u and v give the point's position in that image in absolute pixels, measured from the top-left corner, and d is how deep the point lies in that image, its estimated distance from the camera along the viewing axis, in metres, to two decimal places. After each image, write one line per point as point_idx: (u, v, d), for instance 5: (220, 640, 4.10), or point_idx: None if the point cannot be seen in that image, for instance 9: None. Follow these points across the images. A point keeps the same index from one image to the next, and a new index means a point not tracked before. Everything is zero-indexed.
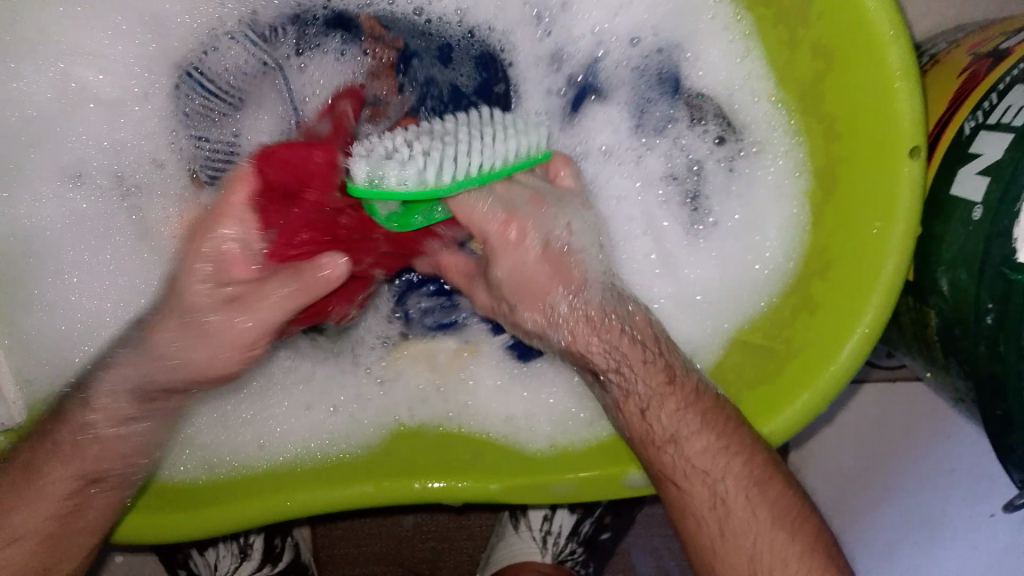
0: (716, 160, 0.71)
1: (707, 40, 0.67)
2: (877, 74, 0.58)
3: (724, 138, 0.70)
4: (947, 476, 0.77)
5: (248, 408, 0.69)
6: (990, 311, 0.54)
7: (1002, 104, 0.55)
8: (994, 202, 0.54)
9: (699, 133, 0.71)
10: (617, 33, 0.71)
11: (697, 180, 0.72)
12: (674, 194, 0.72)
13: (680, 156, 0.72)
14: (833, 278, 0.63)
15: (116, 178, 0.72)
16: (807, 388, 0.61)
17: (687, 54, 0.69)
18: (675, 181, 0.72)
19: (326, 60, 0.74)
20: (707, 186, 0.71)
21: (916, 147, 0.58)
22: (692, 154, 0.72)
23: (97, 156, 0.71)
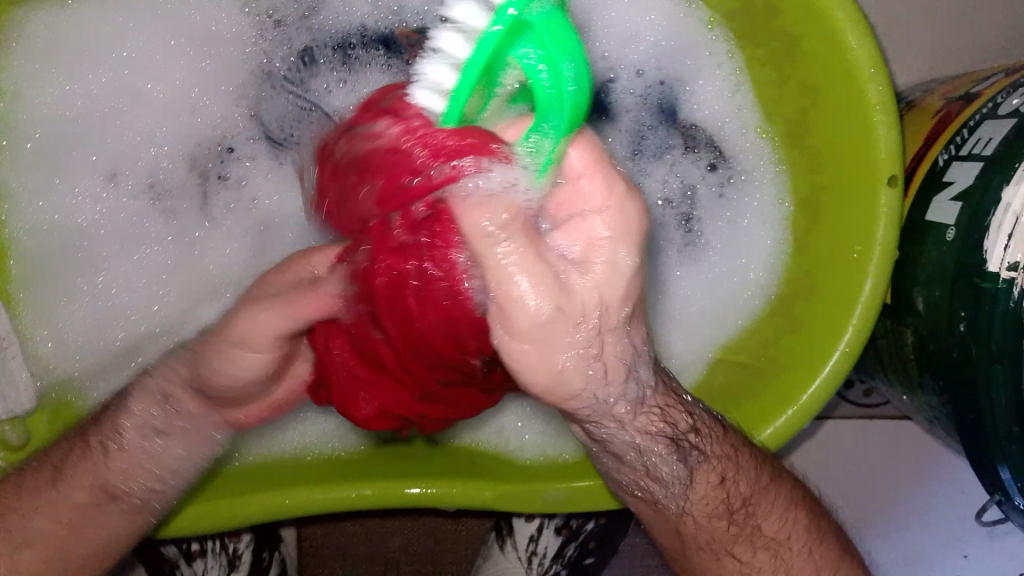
0: (708, 185, 0.73)
1: (706, 74, 0.70)
2: (857, 107, 0.60)
3: (716, 165, 0.72)
4: (926, 513, 0.81)
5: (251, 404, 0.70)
6: (961, 320, 0.53)
7: (973, 137, 0.58)
8: (966, 218, 0.54)
9: (693, 160, 0.73)
10: (624, 62, 0.73)
11: (691, 205, 0.73)
12: (671, 218, 0.73)
13: (673, 182, 0.74)
14: (815, 300, 0.64)
15: (150, 184, 0.72)
16: (792, 404, 0.62)
17: (687, 87, 0.72)
18: (670, 207, 0.73)
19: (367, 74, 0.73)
20: (700, 211, 0.73)
21: (894, 175, 0.59)
22: (685, 180, 0.73)
23: (132, 158, 0.71)
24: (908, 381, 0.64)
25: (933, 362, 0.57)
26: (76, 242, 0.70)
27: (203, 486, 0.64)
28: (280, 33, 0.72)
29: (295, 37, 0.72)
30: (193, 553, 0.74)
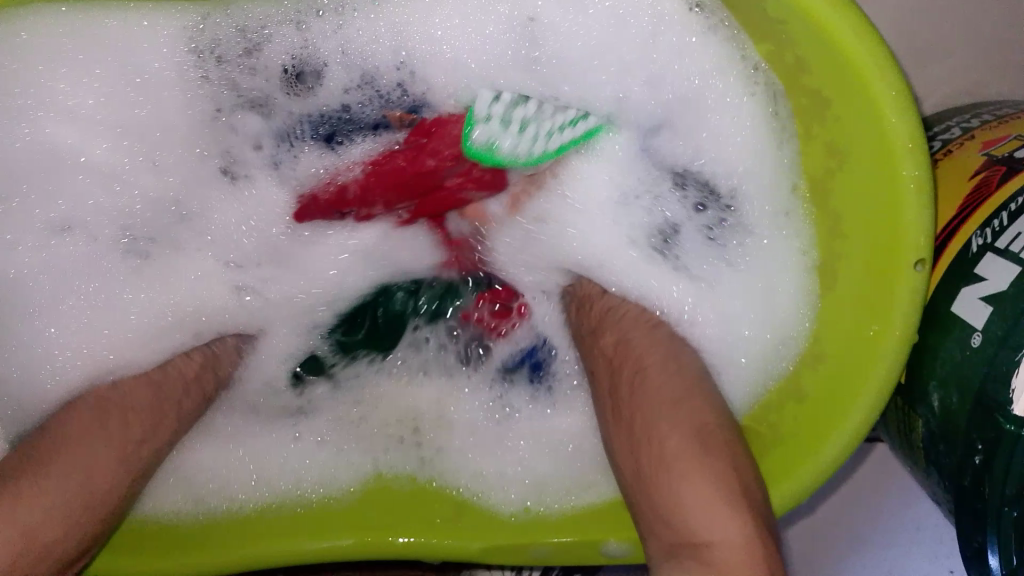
0: (695, 226, 0.67)
1: (709, 108, 0.62)
2: (891, 185, 0.54)
3: (705, 205, 0.66)
4: (910, 535, 0.78)
5: (236, 448, 0.70)
6: (979, 451, 0.50)
7: (1012, 228, 0.53)
8: (996, 336, 0.50)
9: (680, 196, 0.68)
10: (611, 84, 0.65)
11: (672, 239, 0.68)
12: (649, 253, 0.69)
13: (659, 210, 0.69)
14: (830, 372, 0.61)
15: (118, 225, 0.69)
16: (788, 482, 0.60)
17: (684, 118, 0.64)
18: (653, 240, 0.69)
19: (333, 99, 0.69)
20: (685, 246, 0.68)
21: (921, 261, 0.54)
22: (672, 210, 0.68)
23: (96, 202, 0.67)
24: (914, 458, 0.61)
25: (943, 462, 0.55)
26: (29, 289, 0.66)
27: (181, 534, 0.64)
28: (224, 75, 0.65)
29: (250, 92, 0.67)
30: None
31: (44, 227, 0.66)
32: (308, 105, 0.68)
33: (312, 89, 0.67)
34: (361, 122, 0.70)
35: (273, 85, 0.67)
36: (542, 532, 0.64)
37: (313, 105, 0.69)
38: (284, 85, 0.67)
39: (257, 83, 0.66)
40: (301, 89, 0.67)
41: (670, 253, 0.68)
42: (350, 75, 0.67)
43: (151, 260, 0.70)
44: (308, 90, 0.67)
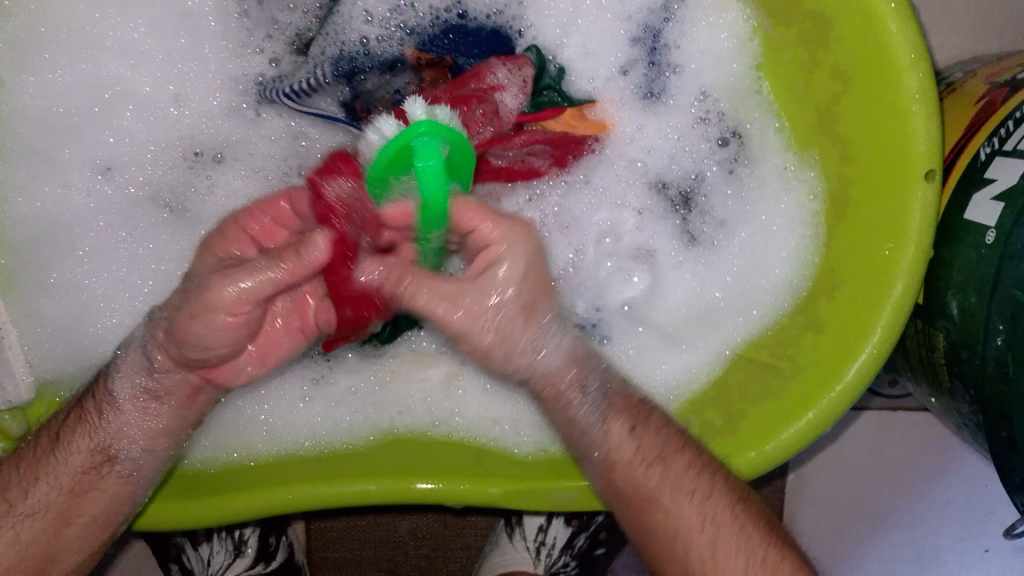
0: (716, 163, 0.68)
1: (718, 26, 0.66)
2: (895, 97, 0.55)
3: (726, 141, 0.68)
4: (942, 509, 0.75)
5: (257, 405, 0.67)
6: (999, 332, 0.50)
7: (1018, 130, 0.53)
8: (1007, 224, 0.51)
9: (700, 135, 0.69)
10: (646, 5, 0.68)
11: (694, 183, 0.69)
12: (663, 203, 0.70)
13: (680, 163, 0.69)
14: (842, 301, 0.59)
15: (146, 183, 0.67)
16: (812, 407, 0.58)
17: (699, 44, 0.67)
18: (664, 189, 0.70)
19: (354, 25, 0.68)
20: (709, 197, 0.69)
21: (930, 171, 0.55)
22: (694, 161, 0.69)
23: (127, 149, 0.67)
24: (936, 383, 0.60)
25: (964, 370, 0.54)
26: (61, 230, 0.65)
27: (208, 482, 0.62)
28: (264, 13, 0.68)
29: (286, 29, 0.68)
30: (199, 537, 0.74)
31: (87, 170, 0.66)
32: (333, 39, 0.68)
33: (343, 19, 0.68)
34: (379, 59, 0.68)
35: (309, 23, 0.69)
36: (563, 474, 0.61)
37: (337, 40, 0.68)
38: (315, 24, 0.69)
39: (294, 22, 0.68)
40: (334, 21, 0.68)
41: (692, 209, 0.69)
42: (386, 4, 0.68)
43: (185, 213, 0.67)
44: (338, 21, 0.68)
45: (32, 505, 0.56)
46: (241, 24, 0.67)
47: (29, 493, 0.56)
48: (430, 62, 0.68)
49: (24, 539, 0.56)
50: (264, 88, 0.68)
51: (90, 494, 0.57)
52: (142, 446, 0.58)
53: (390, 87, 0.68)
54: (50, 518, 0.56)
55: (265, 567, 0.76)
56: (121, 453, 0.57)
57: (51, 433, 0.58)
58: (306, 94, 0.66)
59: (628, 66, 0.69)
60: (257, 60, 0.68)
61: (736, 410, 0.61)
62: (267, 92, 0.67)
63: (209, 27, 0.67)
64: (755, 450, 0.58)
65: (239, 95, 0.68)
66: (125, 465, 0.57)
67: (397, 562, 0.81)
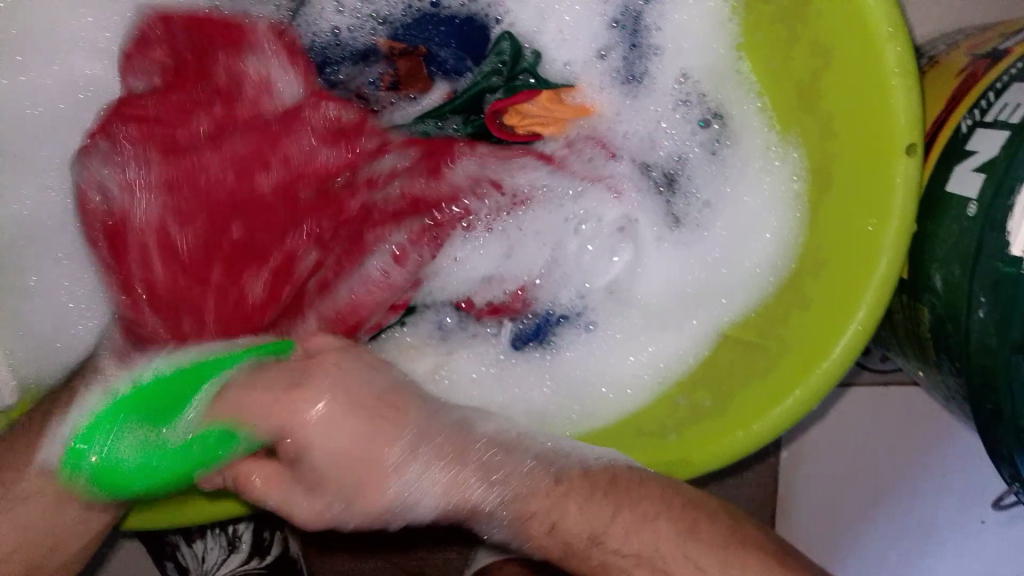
0: (699, 144, 0.68)
1: (694, 7, 0.65)
2: (873, 72, 0.55)
3: (709, 122, 0.67)
4: (938, 480, 0.73)
5: None
6: (983, 304, 0.50)
7: (999, 101, 0.53)
8: (988, 196, 0.51)
9: (683, 116, 0.68)
10: None
11: (678, 165, 0.69)
12: (648, 185, 0.70)
13: (661, 145, 0.69)
14: (827, 279, 0.59)
15: None
16: (799, 385, 0.57)
17: (677, 26, 0.67)
18: (647, 170, 0.70)
19: (325, 15, 0.68)
20: (692, 178, 0.68)
21: (912, 144, 0.54)
22: (676, 144, 0.69)
23: None
24: (924, 358, 0.60)
25: (950, 344, 0.54)
26: (39, 232, 0.66)
27: None
28: (236, 8, 0.68)
29: (258, 23, 0.68)
30: (194, 534, 0.74)
31: (63, 171, 0.66)
32: (305, 30, 0.69)
33: (314, 10, 0.68)
34: (352, 49, 0.69)
35: (281, 16, 0.69)
36: None
37: (308, 31, 0.69)
38: (286, 16, 0.69)
39: (266, 15, 0.69)
40: (306, 12, 0.68)
41: (676, 190, 0.69)
42: None
43: None
44: (311, 12, 0.68)
45: None
46: (213, 19, 0.68)
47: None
48: (404, 52, 0.69)
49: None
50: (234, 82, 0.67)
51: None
52: None
53: (365, 76, 0.69)
54: None
55: (260, 562, 0.76)
56: None
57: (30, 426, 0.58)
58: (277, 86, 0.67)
59: (606, 50, 0.70)
60: (228, 54, 0.68)
61: (723, 390, 0.61)
62: (236, 83, 0.67)
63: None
64: (744, 430, 0.57)
65: None
66: None
67: None
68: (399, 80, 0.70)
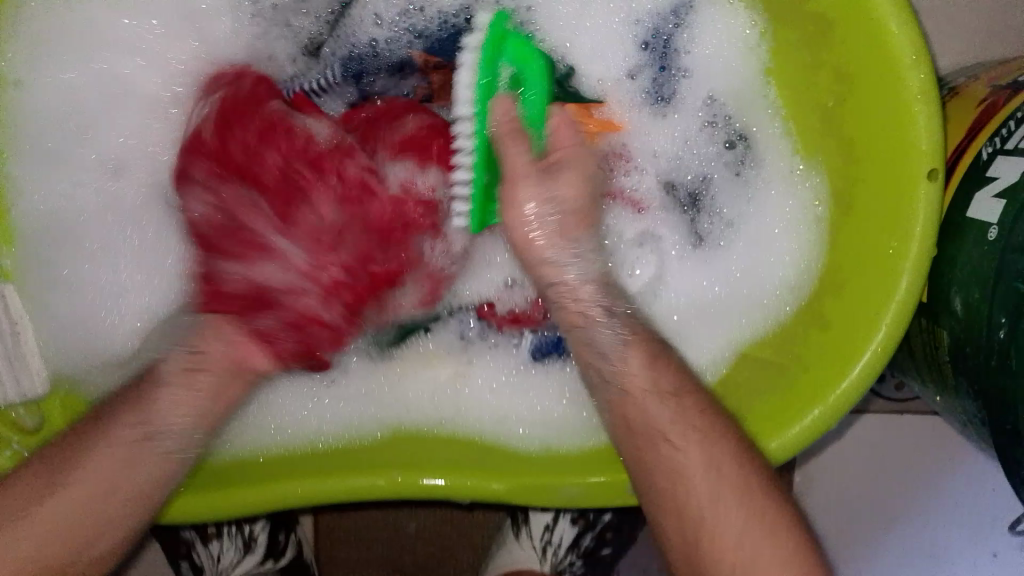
0: (723, 163, 0.69)
1: (721, 29, 0.67)
2: (897, 96, 0.56)
3: (733, 142, 0.69)
4: (952, 510, 0.75)
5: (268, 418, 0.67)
6: (1001, 325, 0.51)
7: (1020, 129, 0.54)
8: (1008, 220, 0.52)
9: (709, 136, 0.70)
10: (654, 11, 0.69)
11: (702, 182, 0.70)
12: (671, 202, 0.71)
13: (687, 164, 0.71)
14: (846, 298, 0.60)
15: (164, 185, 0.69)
16: (818, 404, 0.58)
17: (704, 48, 0.68)
18: (672, 188, 0.71)
19: (364, 28, 0.71)
20: (716, 198, 0.70)
21: (934, 169, 0.55)
22: (701, 163, 0.70)
23: (140, 152, 0.69)
24: (940, 380, 0.61)
25: (968, 365, 0.55)
26: (81, 226, 0.68)
27: (230, 475, 0.63)
28: (276, 16, 0.70)
29: (299, 32, 0.71)
30: (209, 534, 0.74)
31: (96, 169, 0.69)
32: (344, 41, 0.71)
33: (353, 22, 0.71)
34: (388, 61, 0.71)
35: (320, 27, 0.71)
36: (570, 470, 0.61)
37: (347, 42, 0.71)
38: (325, 27, 0.71)
39: (307, 26, 0.71)
40: (344, 24, 0.71)
41: (700, 209, 0.70)
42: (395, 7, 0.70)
43: None
44: (349, 24, 0.71)
45: None
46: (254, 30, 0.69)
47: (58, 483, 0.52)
48: (437, 65, 0.70)
49: None
50: (277, 93, 0.70)
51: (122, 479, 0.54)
52: None
53: (400, 88, 0.71)
54: None
55: (274, 564, 0.76)
56: None
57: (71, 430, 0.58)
58: (317, 94, 0.70)
59: (635, 69, 0.71)
60: (272, 66, 0.70)
61: (741, 405, 0.62)
62: (279, 95, 0.70)
63: (219, 23, 0.69)
64: (766, 445, 0.58)
65: None
66: None
67: (404, 561, 0.81)
68: (431, 94, 0.70)
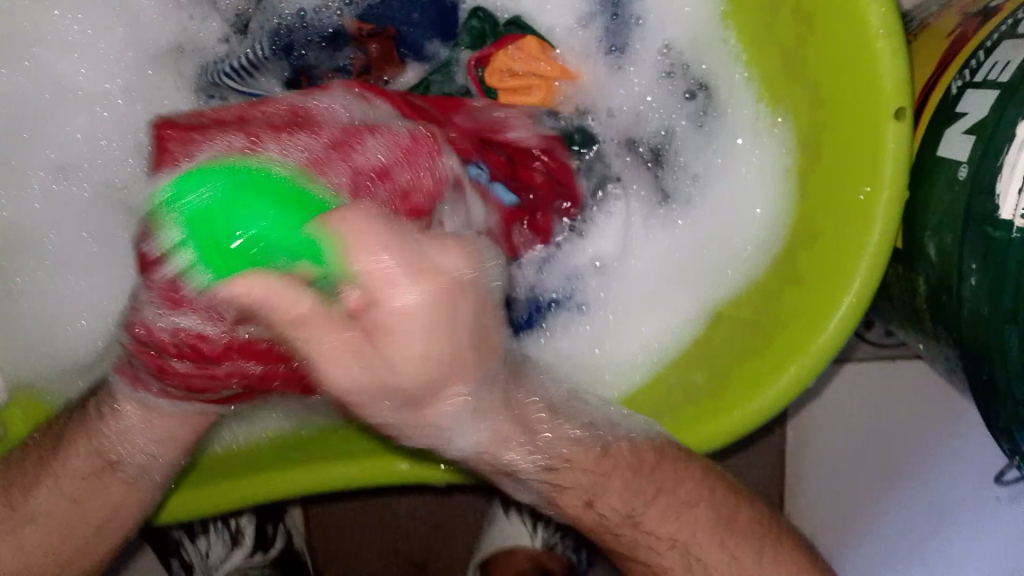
0: (685, 117, 0.66)
1: None
2: (857, 35, 0.53)
3: (694, 93, 0.65)
4: None
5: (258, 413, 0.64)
6: (972, 271, 0.48)
7: (990, 60, 0.51)
8: (976, 158, 0.48)
9: (668, 89, 0.67)
10: None
11: (664, 139, 0.67)
12: (635, 162, 0.68)
13: (647, 120, 0.68)
14: (818, 249, 0.57)
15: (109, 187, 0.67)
16: (795, 362, 0.55)
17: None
18: (635, 147, 0.68)
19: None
20: (678, 153, 0.67)
21: (901, 109, 0.52)
22: (662, 118, 0.67)
23: (83, 151, 0.67)
24: (922, 328, 0.58)
25: (946, 315, 0.52)
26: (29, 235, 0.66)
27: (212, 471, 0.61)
28: None
29: (225, 10, 0.67)
30: (196, 530, 0.75)
31: (44, 171, 0.67)
32: (270, 13, 0.67)
33: None
34: (317, 29, 0.67)
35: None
36: None
37: (273, 13, 0.67)
38: (252, 1, 0.67)
39: (232, 1, 0.67)
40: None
41: (663, 165, 0.67)
42: None
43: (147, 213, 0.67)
44: None
45: (35, 510, 0.56)
46: (185, 12, 0.67)
47: (31, 496, 0.56)
48: (373, 33, 0.67)
49: (28, 545, 0.56)
50: (207, 77, 0.67)
51: (91, 501, 0.56)
52: (145, 452, 0.54)
53: (335, 60, 0.67)
54: (53, 525, 0.56)
55: (263, 555, 0.76)
56: (120, 460, 0.55)
57: (56, 437, 0.57)
58: (246, 74, 0.67)
59: (588, 22, 0.68)
60: (208, 47, 0.68)
61: (717, 369, 0.59)
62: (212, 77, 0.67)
63: (144, 10, 0.67)
64: (744, 410, 0.56)
65: (192, 84, 0.68)
66: (126, 470, 0.56)
67: (398, 543, 0.80)
68: (369, 65, 0.68)
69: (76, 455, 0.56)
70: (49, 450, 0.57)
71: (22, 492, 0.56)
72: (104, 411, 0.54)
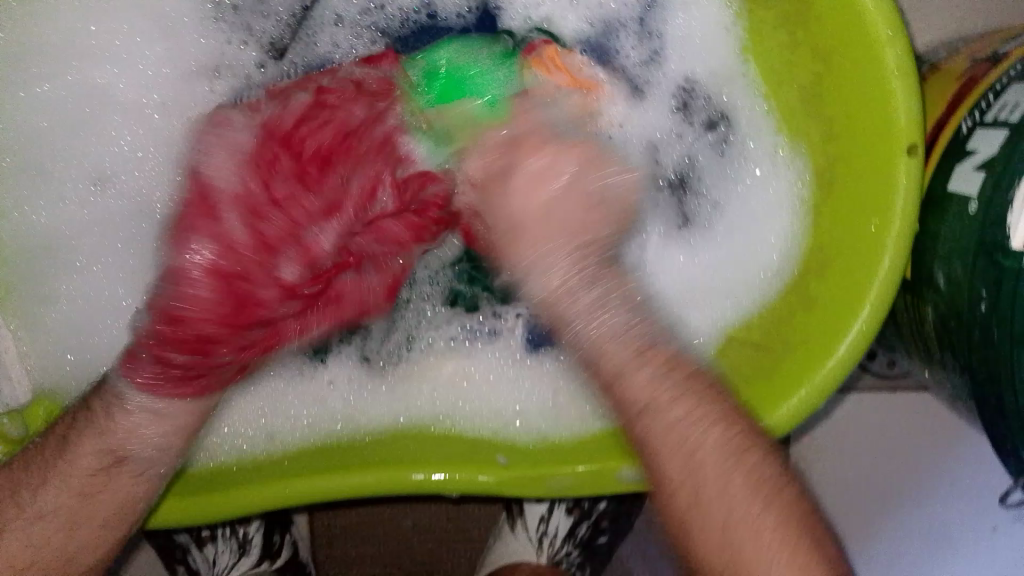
0: (706, 147, 0.69)
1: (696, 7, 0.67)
2: (875, 74, 0.55)
3: (716, 124, 0.68)
4: (948, 484, 0.77)
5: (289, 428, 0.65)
6: (983, 298, 0.50)
7: (999, 101, 0.54)
8: (988, 190, 0.51)
9: (691, 122, 0.70)
10: None
11: (687, 168, 0.70)
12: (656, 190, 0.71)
13: (670, 149, 0.71)
14: (831, 276, 0.59)
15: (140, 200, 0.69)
16: (805, 384, 0.57)
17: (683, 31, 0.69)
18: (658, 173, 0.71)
19: (326, 27, 0.72)
20: (702, 178, 0.69)
21: (912, 144, 0.55)
22: (686, 148, 0.70)
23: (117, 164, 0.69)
24: (928, 355, 0.61)
25: (954, 341, 0.55)
26: (60, 238, 0.68)
27: (216, 479, 0.61)
28: (238, 18, 0.71)
29: (261, 36, 0.72)
30: (203, 538, 0.75)
31: (78, 180, 0.68)
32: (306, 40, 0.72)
33: (315, 22, 0.72)
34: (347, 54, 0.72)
35: (283, 29, 0.72)
36: (562, 461, 0.60)
37: (307, 40, 0.72)
38: (288, 30, 0.72)
39: (267, 28, 0.71)
40: (307, 25, 0.72)
41: (689, 189, 0.70)
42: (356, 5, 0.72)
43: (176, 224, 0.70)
44: (312, 23, 0.72)
45: (42, 508, 0.55)
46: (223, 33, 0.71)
47: (38, 497, 0.55)
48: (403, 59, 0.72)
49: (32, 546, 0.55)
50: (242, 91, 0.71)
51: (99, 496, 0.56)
52: (155, 443, 0.56)
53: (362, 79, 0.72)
54: (62, 522, 0.55)
55: (271, 565, 0.76)
56: (131, 454, 0.56)
57: (58, 434, 0.56)
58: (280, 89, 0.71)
59: (610, 56, 0.71)
60: (246, 64, 0.72)
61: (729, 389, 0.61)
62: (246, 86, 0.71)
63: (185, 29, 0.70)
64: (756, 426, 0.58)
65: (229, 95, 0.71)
66: (136, 465, 0.56)
67: (401, 557, 0.81)
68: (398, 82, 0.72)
69: (92, 448, 0.55)
70: (52, 449, 0.56)
71: (26, 493, 0.55)
72: (112, 405, 0.55)
